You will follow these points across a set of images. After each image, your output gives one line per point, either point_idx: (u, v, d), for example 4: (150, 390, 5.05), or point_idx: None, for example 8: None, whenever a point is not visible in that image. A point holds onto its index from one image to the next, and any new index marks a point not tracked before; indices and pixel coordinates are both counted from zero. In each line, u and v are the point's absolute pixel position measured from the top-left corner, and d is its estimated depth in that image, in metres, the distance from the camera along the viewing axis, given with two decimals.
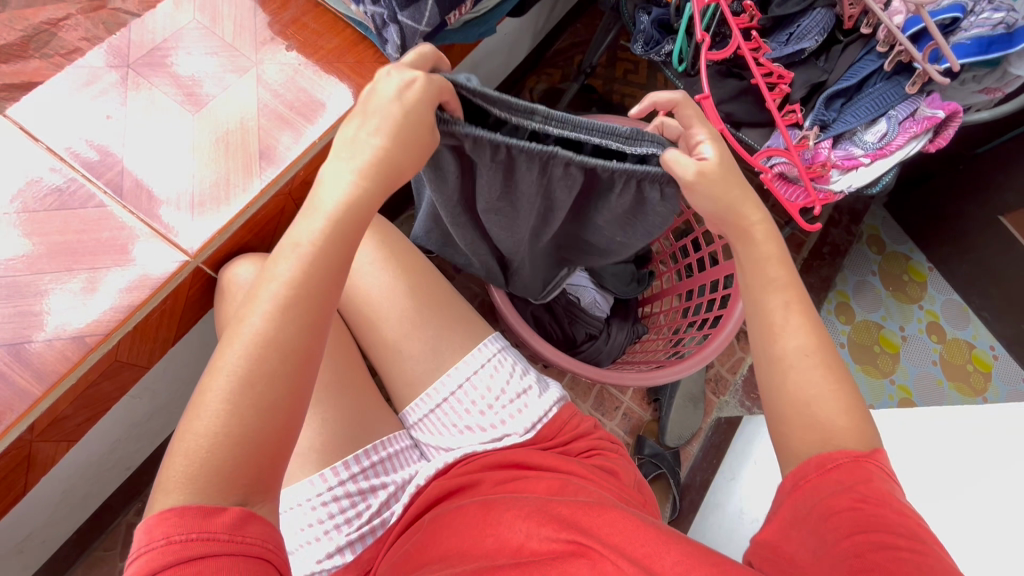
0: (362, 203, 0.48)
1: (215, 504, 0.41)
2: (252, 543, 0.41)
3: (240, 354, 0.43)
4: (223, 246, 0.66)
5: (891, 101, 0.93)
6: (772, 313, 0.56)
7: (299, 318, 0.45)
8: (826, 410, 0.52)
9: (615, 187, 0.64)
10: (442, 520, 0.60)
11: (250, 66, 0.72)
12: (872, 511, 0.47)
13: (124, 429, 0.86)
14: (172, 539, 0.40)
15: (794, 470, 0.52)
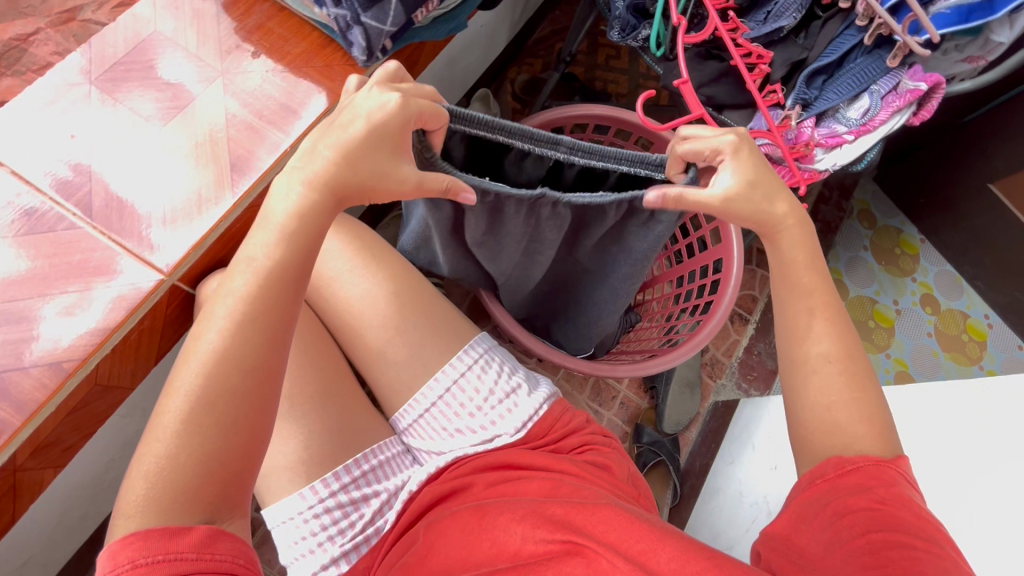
0: (315, 217, 0.51)
1: (178, 524, 0.42)
2: (221, 560, 0.42)
3: (197, 374, 0.45)
4: (200, 261, 0.65)
5: (873, 75, 0.91)
6: (798, 318, 0.60)
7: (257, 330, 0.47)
8: (846, 415, 0.55)
9: (608, 218, 0.66)
10: (436, 528, 0.60)
11: (216, 75, 0.71)
12: (891, 513, 0.50)
13: (117, 448, 0.86)
14: (137, 563, 0.40)
15: (811, 470, 0.56)
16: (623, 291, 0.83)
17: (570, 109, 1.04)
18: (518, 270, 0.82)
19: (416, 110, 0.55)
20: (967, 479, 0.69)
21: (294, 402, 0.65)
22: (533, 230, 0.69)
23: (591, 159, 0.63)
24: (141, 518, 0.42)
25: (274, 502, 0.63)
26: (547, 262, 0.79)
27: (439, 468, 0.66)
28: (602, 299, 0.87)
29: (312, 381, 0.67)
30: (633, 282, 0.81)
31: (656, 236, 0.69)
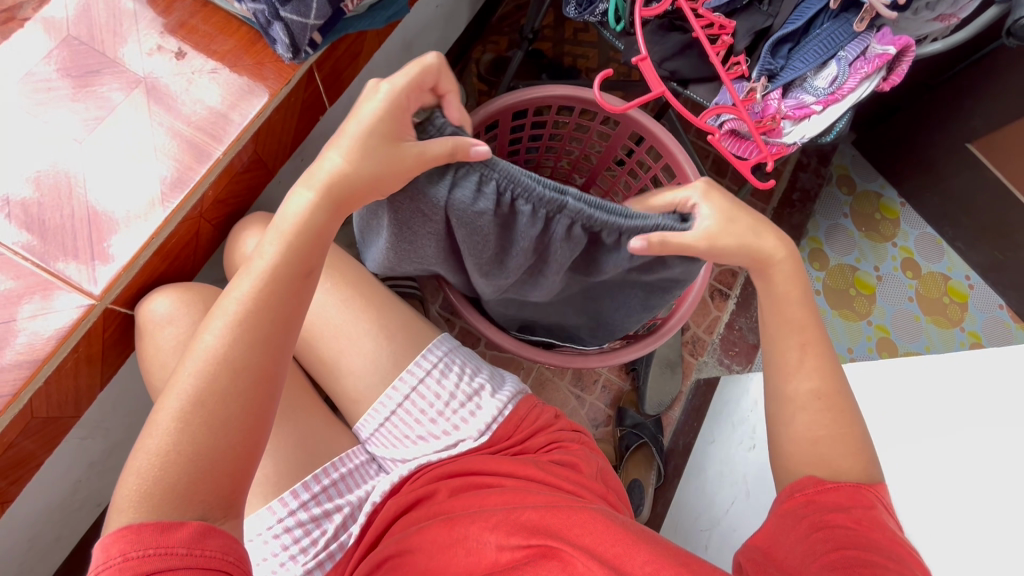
0: (316, 220, 0.51)
1: (171, 519, 0.41)
2: (213, 557, 0.41)
3: (192, 374, 0.44)
4: (134, 280, 0.63)
5: (840, 41, 0.88)
6: (789, 354, 0.61)
7: (262, 331, 0.47)
8: (830, 451, 0.57)
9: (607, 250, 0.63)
10: (403, 543, 0.57)
11: (137, 81, 0.66)
12: (865, 533, 0.51)
13: (82, 470, 0.84)
14: (127, 556, 0.39)
15: (792, 482, 0.58)
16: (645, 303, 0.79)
17: (530, 91, 0.99)
18: (520, 288, 0.79)
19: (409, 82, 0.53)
20: (934, 456, 0.68)
21: None
22: (544, 251, 0.65)
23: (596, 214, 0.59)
24: (138, 511, 0.41)
25: None
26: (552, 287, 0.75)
27: (415, 471, 0.65)
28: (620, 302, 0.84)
29: None
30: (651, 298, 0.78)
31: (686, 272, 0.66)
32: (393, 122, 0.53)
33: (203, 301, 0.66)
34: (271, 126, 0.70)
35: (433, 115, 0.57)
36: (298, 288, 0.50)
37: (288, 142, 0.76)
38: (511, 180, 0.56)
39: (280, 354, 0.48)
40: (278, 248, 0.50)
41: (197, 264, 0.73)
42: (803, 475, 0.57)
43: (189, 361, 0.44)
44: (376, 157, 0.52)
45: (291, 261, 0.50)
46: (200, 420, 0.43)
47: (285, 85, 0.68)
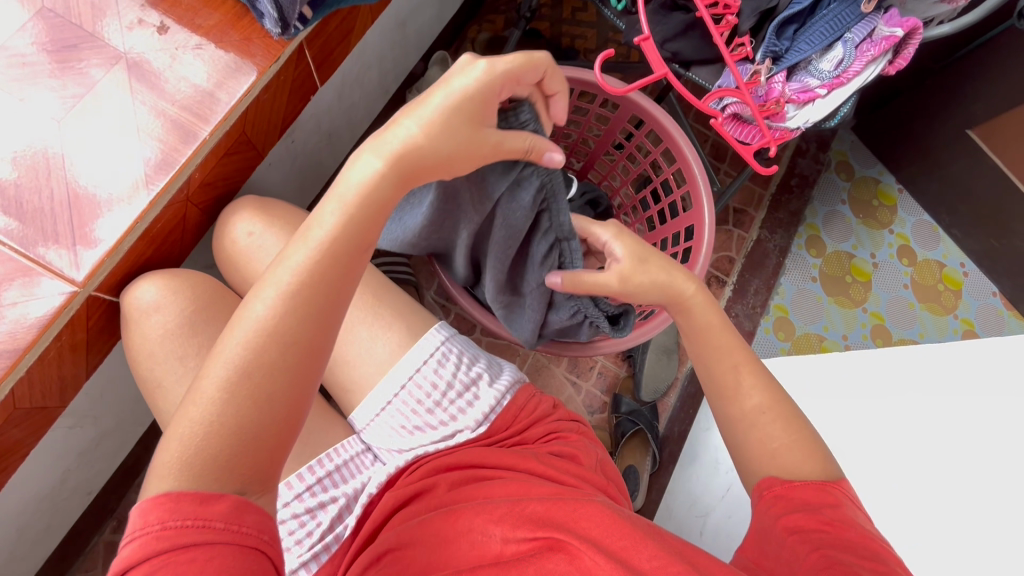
0: (380, 193, 0.49)
1: (211, 491, 0.39)
2: (249, 534, 0.39)
3: (240, 343, 0.42)
4: (119, 267, 0.61)
5: (847, 23, 0.85)
6: (725, 376, 0.62)
7: (309, 307, 0.44)
8: (793, 458, 0.57)
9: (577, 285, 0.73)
10: (407, 534, 0.56)
11: (119, 57, 0.63)
12: (838, 534, 0.51)
13: (72, 459, 0.82)
14: (166, 525, 0.38)
15: (759, 481, 0.58)
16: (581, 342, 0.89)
17: None
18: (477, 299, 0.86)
19: (502, 73, 0.53)
20: None
21: None
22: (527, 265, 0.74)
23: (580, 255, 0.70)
24: (178, 479, 0.39)
25: None
26: (522, 317, 0.81)
27: (415, 462, 0.64)
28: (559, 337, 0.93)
29: None
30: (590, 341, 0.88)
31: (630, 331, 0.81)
32: (481, 103, 0.53)
33: (192, 288, 0.63)
34: (260, 107, 0.67)
35: (522, 107, 0.60)
36: (353, 262, 0.48)
37: (278, 125, 0.73)
38: (555, 194, 0.65)
39: (330, 329, 0.46)
40: (338, 219, 0.47)
41: (185, 249, 0.71)
42: (763, 475, 0.58)
43: (240, 330, 0.42)
44: (455, 135, 0.52)
45: (351, 235, 0.47)
46: (243, 393, 0.42)
47: (274, 63, 0.65)
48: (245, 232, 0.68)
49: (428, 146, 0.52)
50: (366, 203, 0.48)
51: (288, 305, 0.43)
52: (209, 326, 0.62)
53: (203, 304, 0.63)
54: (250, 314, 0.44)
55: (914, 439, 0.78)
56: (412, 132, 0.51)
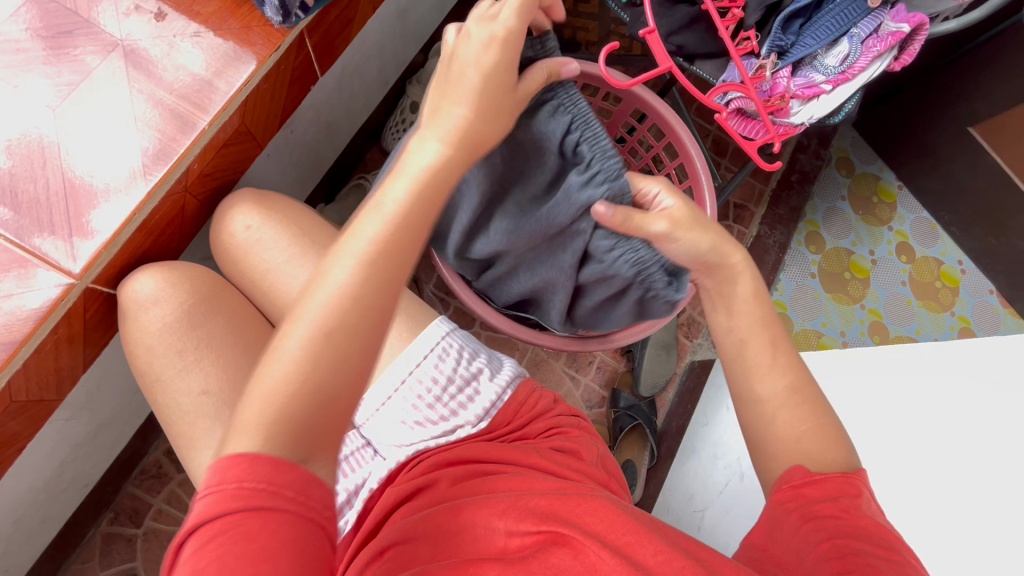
0: (446, 170, 0.51)
1: (283, 456, 0.40)
2: (317, 509, 0.40)
3: (321, 308, 0.43)
4: (115, 260, 0.60)
5: (853, 18, 0.85)
6: (758, 354, 0.60)
7: (385, 274, 0.45)
8: (816, 444, 0.56)
9: (601, 235, 0.66)
10: (410, 527, 0.56)
11: (115, 44, 0.62)
12: (855, 522, 0.52)
13: (68, 451, 0.82)
14: (240, 486, 0.38)
15: (779, 472, 0.57)
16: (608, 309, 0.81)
17: None
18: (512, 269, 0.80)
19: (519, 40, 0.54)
20: None
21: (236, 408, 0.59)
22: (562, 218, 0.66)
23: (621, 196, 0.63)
24: (257, 441, 0.40)
25: None
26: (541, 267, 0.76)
27: (420, 461, 0.64)
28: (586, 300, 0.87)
29: None
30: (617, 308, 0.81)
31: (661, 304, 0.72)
32: (507, 69, 0.53)
33: (189, 280, 0.62)
34: (260, 96, 0.65)
35: (547, 36, 0.60)
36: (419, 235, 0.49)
37: (278, 115, 0.72)
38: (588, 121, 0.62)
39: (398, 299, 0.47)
40: (409, 191, 0.48)
41: (183, 241, 0.70)
42: (788, 463, 0.56)
43: (321, 294, 0.43)
44: (499, 113, 0.54)
45: (419, 209, 0.49)
46: (325, 354, 0.42)
47: (274, 52, 0.64)
48: (243, 225, 0.67)
49: (479, 125, 0.53)
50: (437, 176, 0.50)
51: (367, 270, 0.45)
52: (208, 320, 0.61)
53: (201, 297, 0.62)
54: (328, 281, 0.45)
55: (913, 437, 0.78)
56: (461, 110, 0.52)
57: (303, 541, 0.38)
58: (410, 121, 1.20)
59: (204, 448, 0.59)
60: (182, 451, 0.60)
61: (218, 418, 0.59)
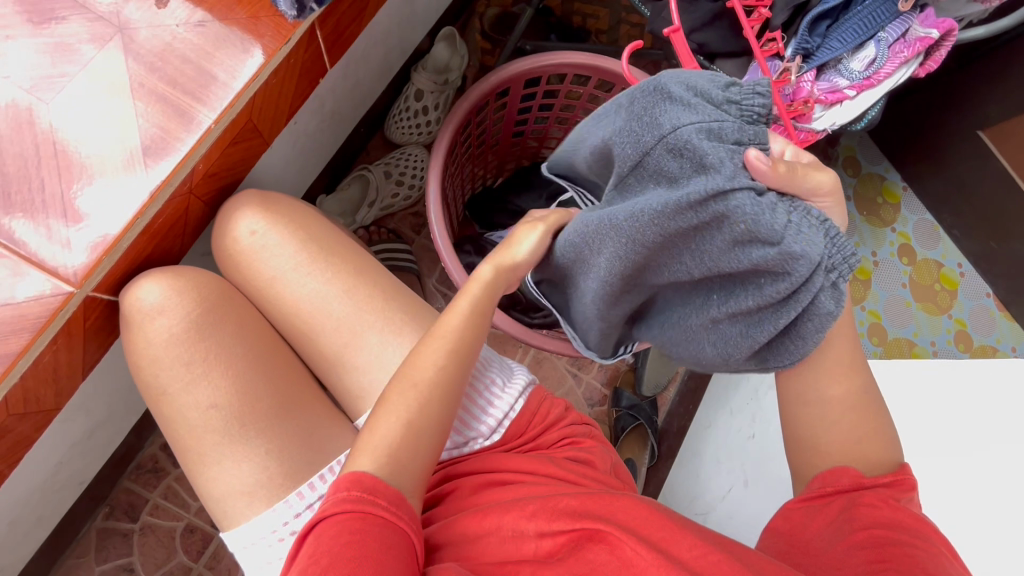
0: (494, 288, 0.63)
1: (382, 481, 0.50)
2: (404, 520, 0.50)
3: (409, 404, 0.55)
4: (116, 267, 0.56)
5: (881, 21, 0.82)
6: (835, 355, 0.59)
7: (463, 362, 0.59)
8: (869, 448, 0.59)
9: (745, 196, 0.47)
10: (442, 532, 0.58)
11: (112, 32, 0.57)
12: (892, 513, 0.54)
13: (65, 450, 0.79)
14: (351, 494, 0.49)
15: (825, 474, 0.59)
16: (699, 324, 0.57)
17: (537, 59, 0.92)
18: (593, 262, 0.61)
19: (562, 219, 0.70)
20: None
21: (245, 422, 0.58)
22: (693, 161, 0.49)
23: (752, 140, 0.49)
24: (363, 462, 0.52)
25: (232, 527, 0.57)
26: (623, 238, 0.56)
27: (438, 474, 0.66)
28: (658, 320, 0.66)
29: (266, 395, 0.59)
30: (712, 331, 0.57)
31: (820, 310, 0.50)
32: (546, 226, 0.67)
33: (196, 288, 0.60)
34: (268, 92, 0.61)
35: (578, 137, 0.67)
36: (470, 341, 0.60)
37: (286, 111, 0.68)
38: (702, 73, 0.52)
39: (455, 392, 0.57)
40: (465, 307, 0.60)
41: (185, 244, 0.66)
42: (835, 464, 0.59)
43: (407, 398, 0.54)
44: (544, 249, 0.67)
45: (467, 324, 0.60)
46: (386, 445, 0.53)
47: (285, 44, 0.60)
48: (247, 231, 0.64)
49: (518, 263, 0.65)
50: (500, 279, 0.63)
51: (450, 355, 0.58)
52: (216, 330, 0.59)
53: (208, 305, 0.60)
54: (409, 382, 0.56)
55: (920, 452, 0.78)
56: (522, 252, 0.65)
57: (392, 541, 0.48)
58: (416, 110, 1.17)
59: (211, 463, 0.57)
60: (189, 465, 0.58)
61: (226, 433, 0.57)
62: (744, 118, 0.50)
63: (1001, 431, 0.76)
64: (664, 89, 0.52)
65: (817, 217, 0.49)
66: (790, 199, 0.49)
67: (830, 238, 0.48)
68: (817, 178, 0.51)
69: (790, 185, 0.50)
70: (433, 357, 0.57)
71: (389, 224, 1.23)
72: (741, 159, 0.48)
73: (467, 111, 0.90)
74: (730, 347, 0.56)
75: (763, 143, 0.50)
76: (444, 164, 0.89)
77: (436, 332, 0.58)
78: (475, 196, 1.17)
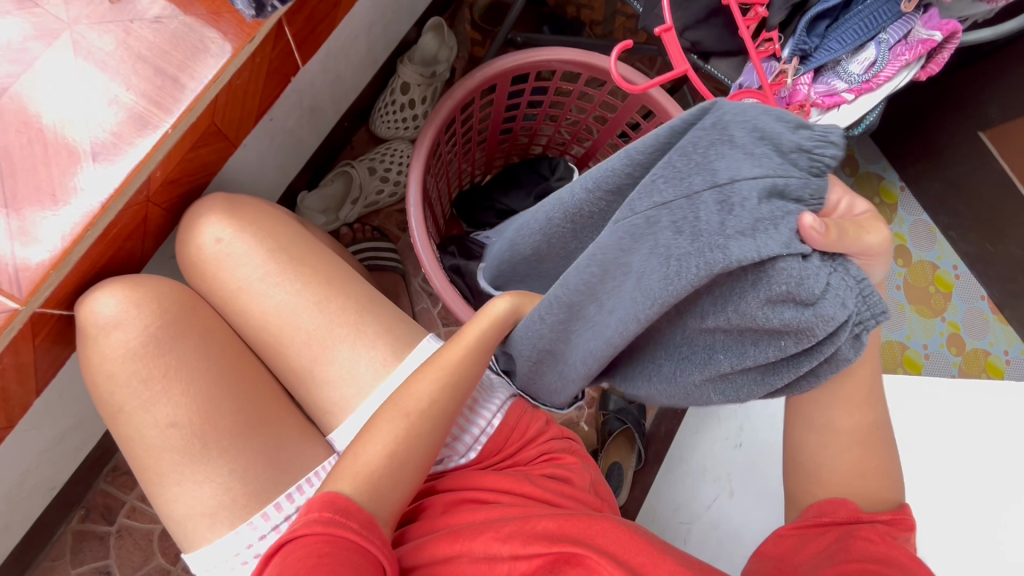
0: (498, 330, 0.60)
1: (352, 506, 0.48)
2: (375, 543, 0.47)
3: (389, 437, 0.53)
4: (66, 280, 0.54)
5: (882, 21, 0.78)
6: (859, 386, 0.57)
7: (461, 386, 0.57)
8: (876, 479, 0.58)
9: (794, 261, 0.42)
10: (408, 558, 0.55)
11: (61, 29, 0.54)
12: (886, 552, 0.52)
13: (31, 459, 0.77)
14: (320, 514, 0.47)
15: (824, 502, 0.58)
16: (702, 379, 0.54)
17: (530, 54, 0.88)
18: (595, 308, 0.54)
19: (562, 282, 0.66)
20: None
21: (207, 440, 0.55)
22: (742, 217, 0.43)
23: (805, 192, 0.43)
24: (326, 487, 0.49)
25: (195, 549, 0.55)
26: (643, 291, 0.48)
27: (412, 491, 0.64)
28: (651, 366, 0.58)
29: (230, 415, 0.56)
30: (722, 380, 0.53)
31: (842, 357, 0.47)
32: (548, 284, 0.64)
33: (155, 299, 0.57)
34: (231, 92, 0.58)
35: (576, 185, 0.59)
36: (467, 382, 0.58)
37: (253, 111, 0.64)
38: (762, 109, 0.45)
39: (444, 429, 0.56)
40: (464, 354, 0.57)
41: (146, 250, 0.63)
42: (834, 496, 0.58)
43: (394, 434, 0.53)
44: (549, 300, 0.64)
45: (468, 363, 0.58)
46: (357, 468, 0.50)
47: (248, 43, 0.56)
48: (212, 239, 0.61)
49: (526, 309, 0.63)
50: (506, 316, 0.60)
51: (443, 384, 0.56)
52: (178, 346, 0.56)
53: (169, 318, 0.57)
54: (398, 417, 0.54)
55: None
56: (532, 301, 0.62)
57: (361, 564, 0.45)
58: (401, 104, 1.12)
59: (171, 483, 0.55)
60: (149, 485, 0.56)
61: (188, 452, 0.55)
62: (811, 173, 0.43)
63: (995, 450, 0.73)
64: (726, 129, 0.45)
65: (855, 275, 0.44)
66: (837, 260, 0.44)
67: (865, 296, 0.44)
68: (871, 238, 0.45)
69: (840, 248, 0.43)
70: (427, 388, 0.55)
71: (374, 221, 1.20)
72: (795, 220, 0.42)
73: (452, 108, 0.86)
74: (740, 395, 0.52)
75: (817, 200, 0.43)
76: (427, 163, 0.85)
77: (431, 363, 0.57)
78: (462, 194, 1.13)
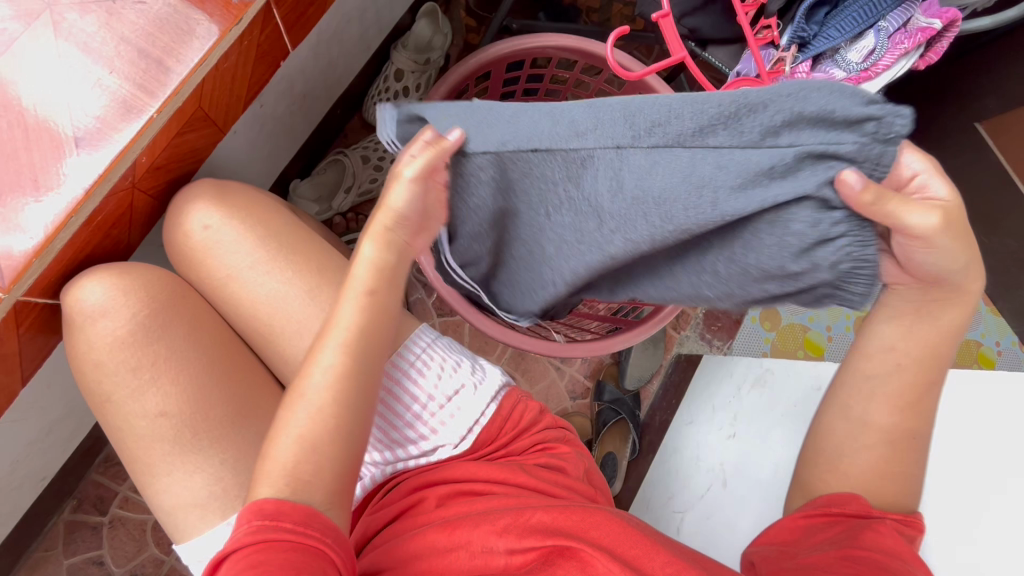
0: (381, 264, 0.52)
1: (281, 503, 0.45)
2: (316, 538, 0.45)
3: (306, 422, 0.48)
4: (51, 267, 0.53)
5: (881, 9, 0.76)
6: (911, 386, 0.55)
7: (366, 348, 0.51)
8: (894, 481, 0.56)
9: (805, 209, 0.46)
10: (401, 549, 0.55)
11: (42, 8, 0.52)
12: (880, 541, 0.53)
13: (22, 448, 0.76)
14: (251, 522, 0.44)
15: (833, 494, 0.58)
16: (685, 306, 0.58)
17: (523, 41, 0.87)
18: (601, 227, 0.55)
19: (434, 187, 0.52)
20: None
21: (198, 430, 0.55)
22: (777, 162, 0.45)
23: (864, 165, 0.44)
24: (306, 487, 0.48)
25: (186, 539, 0.54)
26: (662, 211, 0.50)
27: (405, 482, 0.63)
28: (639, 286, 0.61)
29: (220, 405, 0.56)
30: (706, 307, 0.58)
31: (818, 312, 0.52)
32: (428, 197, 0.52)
33: (143, 289, 0.56)
34: (218, 77, 0.56)
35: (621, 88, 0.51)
36: (373, 344, 0.51)
37: (243, 97, 0.64)
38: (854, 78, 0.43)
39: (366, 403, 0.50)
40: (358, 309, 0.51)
41: (133, 236, 0.63)
42: (844, 490, 0.57)
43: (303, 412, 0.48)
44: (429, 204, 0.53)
45: (372, 322, 0.51)
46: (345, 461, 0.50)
47: (235, 25, 0.54)
48: (200, 224, 0.60)
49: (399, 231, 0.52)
50: (389, 254, 0.52)
51: (347, 352, 0.50)
52: (165, 332, 0.56)
53: (158, 306, 0.56)
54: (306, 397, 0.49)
55: None
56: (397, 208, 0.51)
57: (304, 564, 0.43)
58: (394, 90, 1.09)
59: (162, 474, 0.54)
60: (139, 476, 0.55)
61: (177, 443, 0.54)
62: (863, 158, 0.44)
63: None
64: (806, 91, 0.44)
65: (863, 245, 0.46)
66: (857, 223, 0.46)
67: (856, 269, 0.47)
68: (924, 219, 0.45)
69: (874, 213, 0.44)
70: (328, 359, 0.50)
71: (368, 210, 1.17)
72: (829, 176, 0.44)
73: (446, 94, 0.84)
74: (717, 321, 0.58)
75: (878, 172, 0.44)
76: None
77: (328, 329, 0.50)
78: None
